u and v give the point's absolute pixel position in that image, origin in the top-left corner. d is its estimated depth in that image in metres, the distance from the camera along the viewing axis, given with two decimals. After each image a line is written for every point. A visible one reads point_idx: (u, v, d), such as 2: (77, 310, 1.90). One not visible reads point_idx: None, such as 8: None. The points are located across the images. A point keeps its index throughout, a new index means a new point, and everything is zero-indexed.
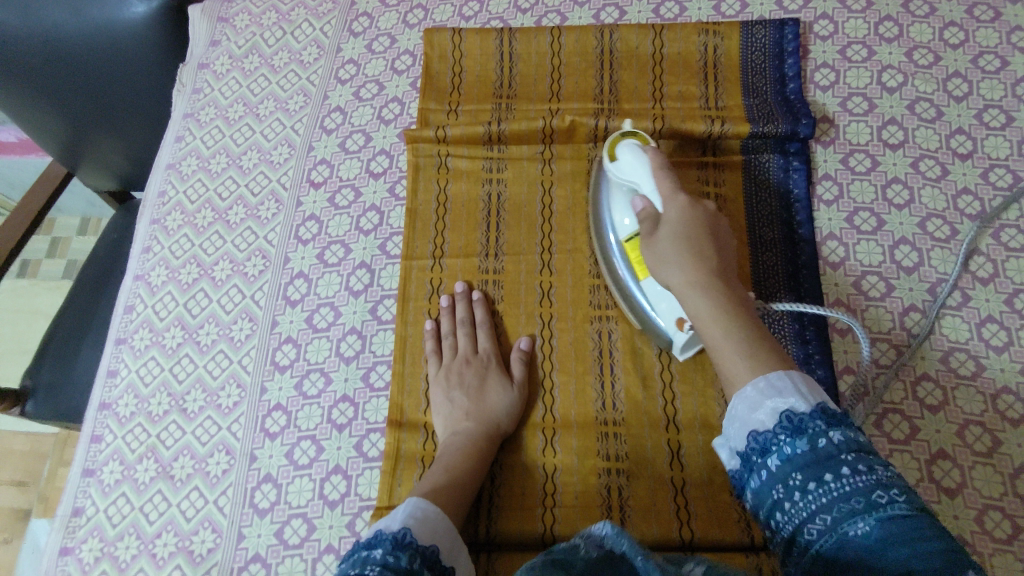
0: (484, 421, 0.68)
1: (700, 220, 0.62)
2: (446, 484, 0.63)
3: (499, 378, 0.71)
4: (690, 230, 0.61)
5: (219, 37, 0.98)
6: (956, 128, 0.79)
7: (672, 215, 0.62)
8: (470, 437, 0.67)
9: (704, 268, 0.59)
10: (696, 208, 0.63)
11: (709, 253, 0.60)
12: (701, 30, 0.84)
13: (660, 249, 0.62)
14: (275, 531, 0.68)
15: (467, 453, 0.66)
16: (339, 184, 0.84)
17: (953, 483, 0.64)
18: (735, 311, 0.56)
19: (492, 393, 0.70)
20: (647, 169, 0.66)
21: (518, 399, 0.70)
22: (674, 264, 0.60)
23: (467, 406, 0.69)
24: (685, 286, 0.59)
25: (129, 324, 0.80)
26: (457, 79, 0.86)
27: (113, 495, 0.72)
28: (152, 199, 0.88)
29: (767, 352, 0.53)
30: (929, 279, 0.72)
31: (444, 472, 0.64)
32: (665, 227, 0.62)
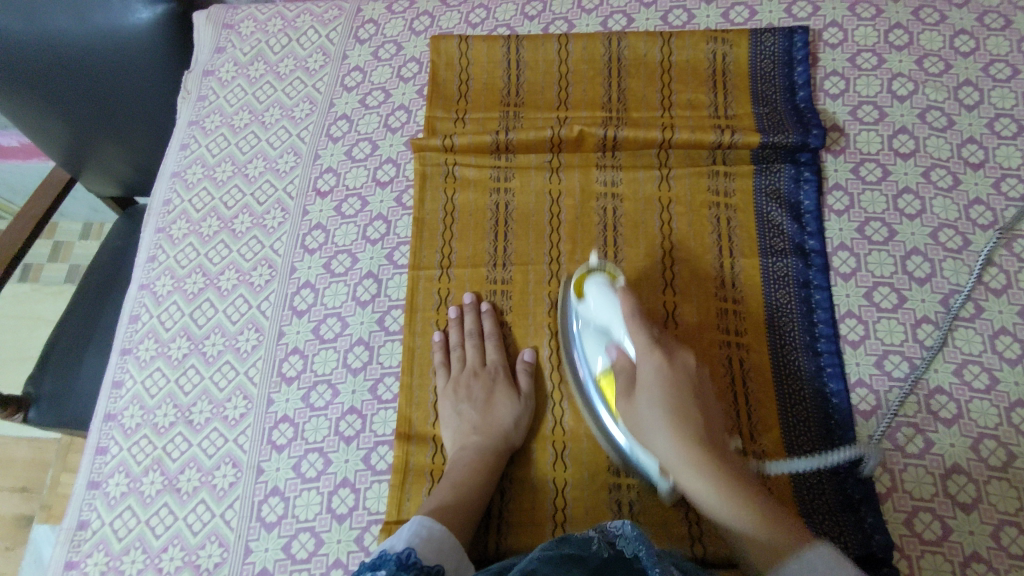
0: (492, 436, 0.67)
1: (678, 376, 0.60)
2: (454, 501, 0.62)
3: (506, 391, 0.71)
4: (670, 390, 0.59)
5: (224, 44, 0.97)
6: (968, 137, 0.78)
7: (648, 372, 0.61)
8: (478, 451, 0.66)
9: (689, 436, 0.56)
10: (674, 363, 0.61)
11: (693, 412, 0.58)
12: (709, 37, 0.84)
13: (642, 413, 0.60)
14: (283, 545, 0.67)
15: (475, 469, 0.65)
16: (346, 192, 0.83)
17: (968, 498, 0.64)
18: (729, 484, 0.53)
19: (499, 407, 0.69)
20: (616, 308, 0.65)
21: (526, 413, 0.70)
22: (659, 431, 0.57)
23: (475, 420, 0.69)
24: (675, 460, 0.56)
25: (134, 334, 0.80)
26: (464, 86, 0.85)
27: (119, 508, 0.71)
28: (157, 208, 0.87)
29: (784, 543, 0.50)
30: (942, 290, 0.72)
31: (451, 489, 0.63)
32: (641, 387, 0.61)
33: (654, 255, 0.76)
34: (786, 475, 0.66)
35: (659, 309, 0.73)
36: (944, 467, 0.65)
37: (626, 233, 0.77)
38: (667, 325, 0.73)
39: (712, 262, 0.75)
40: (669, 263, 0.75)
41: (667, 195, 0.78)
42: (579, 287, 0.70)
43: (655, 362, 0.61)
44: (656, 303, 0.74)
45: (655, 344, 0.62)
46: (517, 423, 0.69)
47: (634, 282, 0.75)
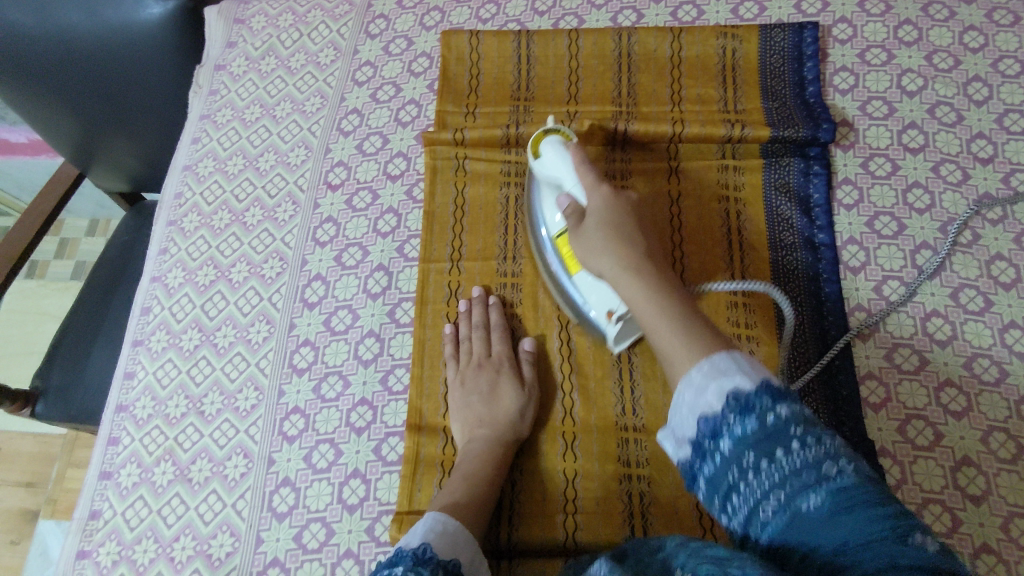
0: (503, 432, 0.67)
1: (622, 210, 0.63)
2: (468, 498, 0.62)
3: (510, 382, 0.70)
4: (613, 221, 0.62)
5: (236, 38, 0.98)
6: (977, 132, 0.78)
7: (595, 208, 0.63)
8: (490, 446, 0.66)
9: (631, 257, 0.59)
10: (617, 199, 0.63)
11: (634, 240, 0.61)
12: (719, 32, 0.84)
13: (589, 237, 0.62)
14: (294, 535, 0.68)
15: (487, 466, 0.65)
16: (357, 186, 0.84)
17: (977, 490, 0.64)
18: (661, 294, 0.56)
19: (504, 398, 0.69)
20: (569, 167, 0.66)
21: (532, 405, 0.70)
22: (603, 251, 0.60)
23: (480, 412, 0.69)
24: (617, 272, 0.59)
25: (146, 326, 0.80)
26: (475, 80, 0.86)
27: (131, 498, 0.72)
28: (169, 201, 0.88)
29: (702, 330, 0.52)
30: (952, 284, 0.72)
31: (465, 484, 0.63)
32: (588, 216, 0.63)
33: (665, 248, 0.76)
34: None
35: None
36: (954, 459, 0.65)
37: None
38: None
39: (723, 254, 0.75)
40: (679, 256, 0.75)
41: (677, 188, 0.78)
42: (534, 149, 0.69)
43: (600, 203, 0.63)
44: None
45: (602, 182, 0.64)
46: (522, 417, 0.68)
47: None
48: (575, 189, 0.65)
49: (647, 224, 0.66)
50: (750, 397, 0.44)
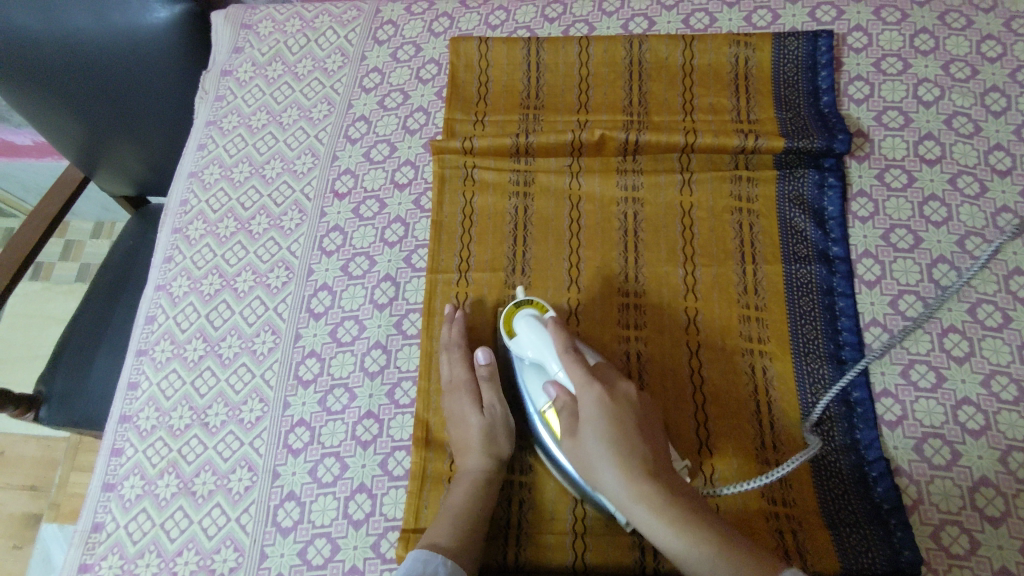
0: (479, 457, 0.66)
1: (621, 409, 0.58)
2: (455, 530, 0.61)
3: (469, 408, 0.69)
4: (611, 423, 0.57)
5: (242, 45, 0.97)
6: (995, 143, 0.77)
7: (590, 407, 0.58)
8: (472, 474, 0.65)
9: (635, 469, 0.55)
10: (612, 397, 0.59)
11: (636, 440, 0.56)
12: (732, 41, 0.83)
13: (586, 449, 0.57)
14: (298, 551, 0.67)
15: (467, 492, 0.64)
16: (364, 195, 0.83)
17: (996, 512, 0.62)
18: (681, 507, 0.53)
19: (470, 424, 0.68)
20: (550, 346, 0.64)
21: (499, 421, 0.68)
22: (605, 468, 0.55)
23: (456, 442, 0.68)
24: (625, 496, 0.54)
25: (150, 335, 0.79)
26: (484, 88, 0.85)
27: (134, 510, 0.71)
28: (174, 208, 0.87)
29: (744, 563, 0.49)
30: (969, 299, 0.71)
31: (449, 514, 0.62)
32: (584, 422, 0.58)
33: (676, 261, 0.75)
34: (811, 486, 0.65)
35: (681, 316, 0.73)
36: (972, 479, 0.64)
37: (647, 238, 0.76)
38: (688, 331, 0.72)
39: (735, 268, 0.74)
40: (691, 269, 0.74)
41: (689, 200, 0.77)
42: (507, 324, 0.69)
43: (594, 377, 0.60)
44: (678, 310, 0.73)
45: (592, 377, 0.60)
46: (491, 436, 0.67)
47: (655, 288, 0.74)
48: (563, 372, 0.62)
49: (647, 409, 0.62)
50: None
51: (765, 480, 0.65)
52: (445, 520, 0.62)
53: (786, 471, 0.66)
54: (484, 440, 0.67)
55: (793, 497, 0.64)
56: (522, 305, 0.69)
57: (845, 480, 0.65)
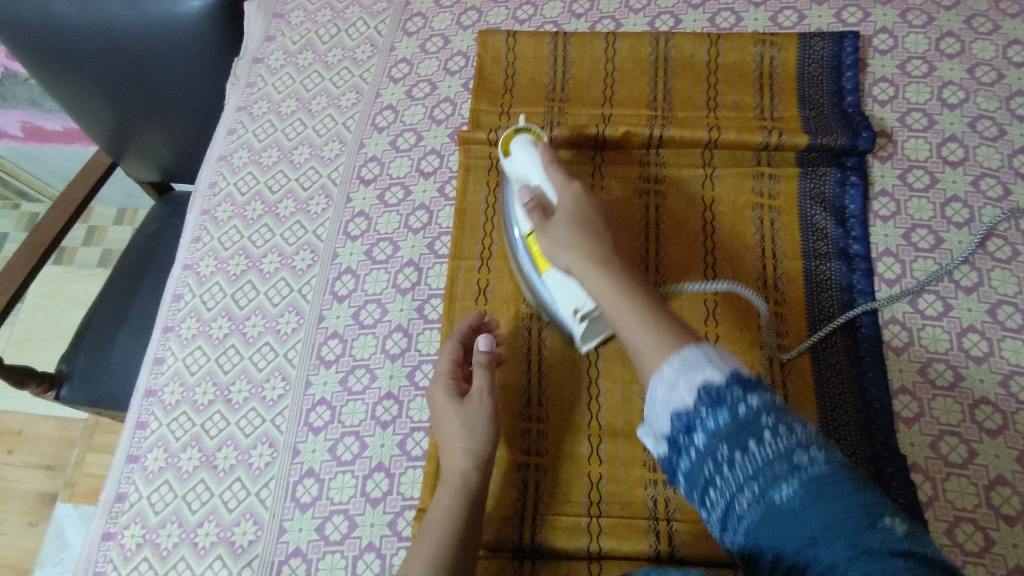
0: (458, 452, 0.63)
1: (590, 199, 0.67)
2: (439, 540, 0.59)
3: (449, 399, 0.66)
4: (581, 214, 0.65)
5: (274, 32, 0.99)
6: (1020, 147, 0.77)
7: (564, 202, 0.66)
8: (455, 471, 0.63)
9: (594, 253, 0.62)
10: (586, 198, 0.66)
11: (600, 233, 0.64)
12: (758, 40, 0.83)
13: (556, 231, 0.65)
14: (316, 526, 0.68)
15: (450, 495, 0.62)
16: (389, 181, 0.84)
17: (1012, 510, 0.63)
18: (624, 289, 0.59)
19: (452, 416, 0.65)
20: (537, 166, 0.69)
21: (479, 409, 0.65)
22: (568, 244, 0.63)
23: (442, 436, 0.66)
24: (581, 262, 0.62)
25: (177, 313, 0.81)
26: (510, 81, 0.86)
27: (157, 482, 0.72)
28: (203, 190, 0.88)
29: (668, 324, 0.55)
30: (990, 300, 0.71)
31: (434, 521, 0.60)
32: (556, 213, 0.66)
33: (697, 254, 0.76)
34: None
35: (700, 308, 0.73)
36: (988, 478, 0.64)
37: (668, 231, 0.77)
38: (707, 323, 0.72)
39: (755, 263, 0.75)
40: (711, 262, 0.75)
41: (711, 195, 0.78)
42: (506, 148, 0.72)
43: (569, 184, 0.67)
44: (697, 302, 0.73)
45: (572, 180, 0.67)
46: (471, 426, 0.64)
47: (675, 280, 0.75)
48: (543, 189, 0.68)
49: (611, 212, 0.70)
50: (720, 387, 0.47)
51: None
52: (430, 528, 0.60)
53: None
54: (462, 433, 0.64)
55: None
56: (521, 131, 0.72)
57: (861, 474, 0.65)
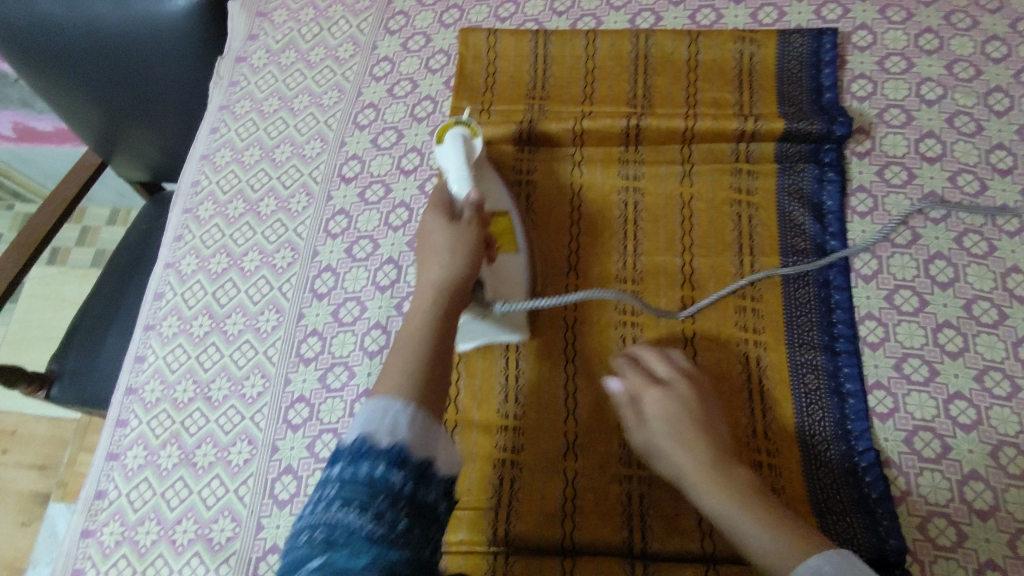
0: (439, 264, 0.58)
1: (693, 403, 0.63)
2: (416, 344, 0.53)
3: (434, 226, 0.61)
4: (675, 417, 0.62)
5: (257, 31, 0.99)
6: (997, 143, 0.77)
7: (653, 403, 0.63)
8: (435, 282, 0.57)
9: (707, 448, 0.60)
10: (669, 396, 0.63)
11: (701, 437, 0.60)
12: (737, 37, 0.84)
13: (649, 436, 0.62)
14: (294, 522, 0.68)
15: (428, 305, 0.56)
16: (370, 180, 0.84)
17: (984, 505, 0.63)
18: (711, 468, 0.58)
19: (439, 236, 0.60)
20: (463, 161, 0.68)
21: (467, 233, 0.60)
22: (678, 452, 0.60)
23: (423, 253, 0.60)
24: (694, 471, 0.59)
25: (158, 311, 0.81)
26: (491, 79, 0.86)
27: (136, 479, 0.73)
28: (186, 189, 0.89)
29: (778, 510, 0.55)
30: (965, 295, 0.71)
31: (413, 327, 0.54)
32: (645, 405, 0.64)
33: (674, 250, 0.76)
34: (800, 475, 0.66)
35: (676, 304, 0.74)
36: (961, 472, 0.64)
37: (646, 228, 0.77)
38: (683, 319, 0.73)
39: (732, 259, 0.75)
40: (688, 259, 0.75)
41: (689, 191, 0.78)
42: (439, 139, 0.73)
43: (662, 371, 0.65)
44: (674, 298, 0.74)
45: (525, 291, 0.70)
46: (457, 246, 0.59)
47: (652, 276, 0.75)
48: (463, 182, 0.67)
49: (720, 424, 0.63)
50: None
51: (755, 467, 0.66)
52: (405, 340, 0.54)
53: (775, 458, 0.66)
54: (448, 250, 0.59)
55: (781, 484, 0.65)
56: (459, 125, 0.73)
57: (833, 469, 0.66)
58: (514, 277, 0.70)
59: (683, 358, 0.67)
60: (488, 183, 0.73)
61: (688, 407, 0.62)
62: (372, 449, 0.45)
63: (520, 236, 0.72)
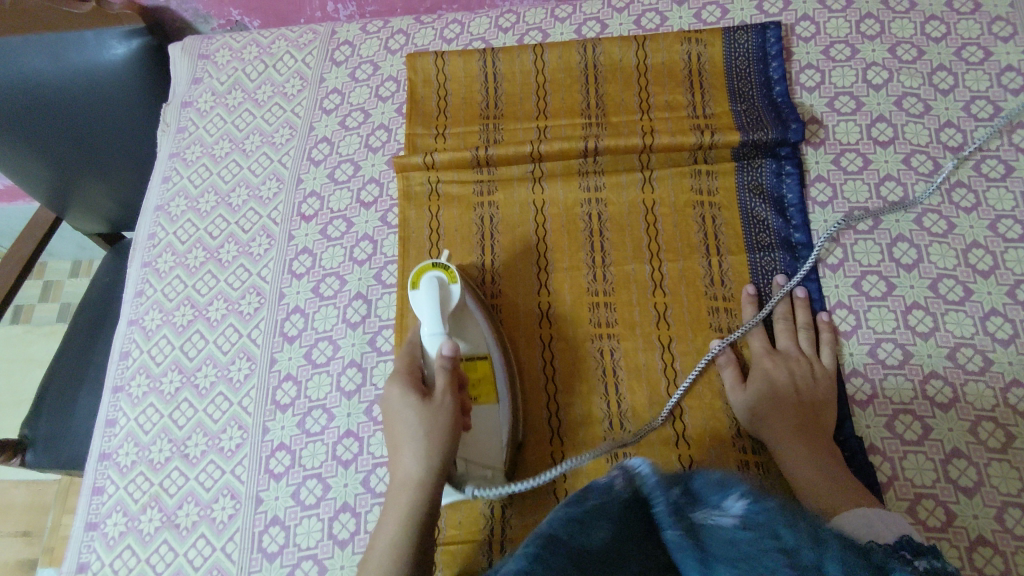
0: (412, 457, 0.58)
1: (818, 383, 0.68)
2: (390, 556, 0.55)
3: (408, 402, 0.60)
4: (783, 386, 0.67)
5: (200, 74, 0.96)
6: (945, 121, 0.78)
7: (762, 371, 0.69)
8: (409, 477, 0.58)
9: (795, 417, 0.65)
10: (780, 369, 0.68)
11: (820, 421, 0.66)
12: (683, 38, 0.84)
13: (753, 395, 0.67)
14: (287, 574, 0.67)
15: (406, 508, 0.57)
16: (330, 216, 0.83)
17: (970, 482, 0.64)
18: (808, 442, 0.63)
19: (408, 418, 0.59)
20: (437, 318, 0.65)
21: (441, 416, 0.59)
22: (768, 412, 0.66)
23: (394, 436, 0.60)
24: (778, 430, 0.65)
25: (125, 371, 0.79)
26: (443, 102, 0.85)
27: (119, 547, 0.71)
28: (142, 242, 0.87)
29: (842, 477, 0.61)
30: (930, 275, 0.72)
31: (390, 524, 0.57)
32: (754, 376, 0.69)
33: (642, 258, 0.76)
34: None
35: (650, 312, 0.73)
36: (944, 452, 0.65)
37: (613, 238, 0.77)
38: (658, 327, 0.73)
39: (700, 261, 0.75)
40: (657, 265, 0.75)
41: (651, 197, 0.78)
42: (415, 279, 0.68)
43: (780, 343, 0.71)
44: (646, 306, 0.74)
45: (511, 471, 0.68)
46: (429, 437, 0.59)
47: (623, 286, 0.75)
48: (437, 341, 0.65)
49: (830, 400, 0.67)
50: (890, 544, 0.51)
51: (742, 466, 0.66)
52: (378, 548, 0.56)
53: (761, 456, 0.67)
54: (421, 438, 0.59)
55: (769, 480, 0.66)
56: (434, 266, 0.68)
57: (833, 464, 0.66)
58: (489, 434, 0.67)
59: (808, 337, 0.71)
60: (469, 325, 0.69)
61: (798, 376, 0.68)
62: None
63: (501, 382, 0.69)
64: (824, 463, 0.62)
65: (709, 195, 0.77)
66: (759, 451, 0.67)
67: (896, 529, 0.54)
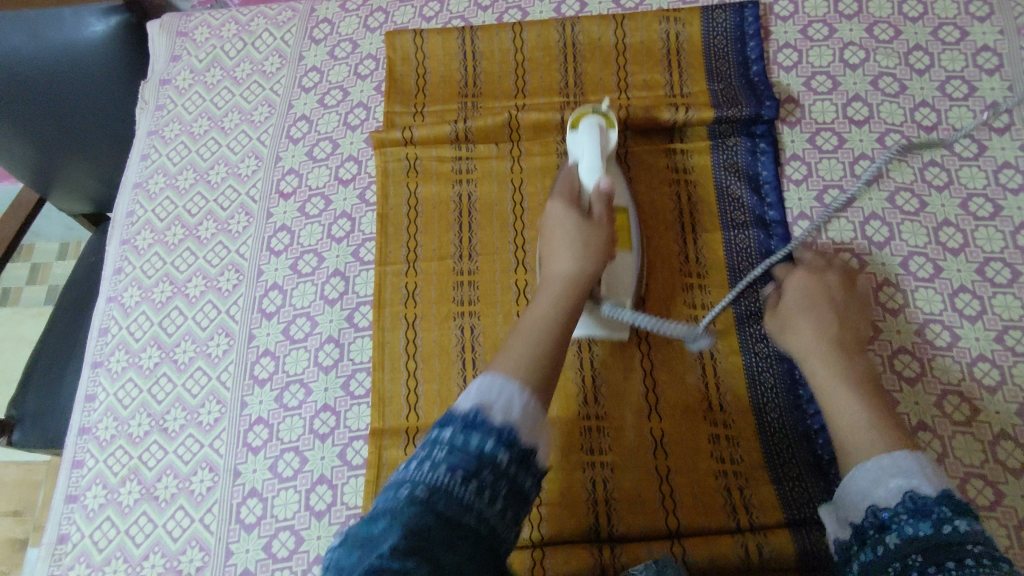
0: (571, 258, 0.60)
1: (857, 315, 0.65)
2: (533, 344, 0.54)
3: (569, 211, 0.63)
4: (822, 307, 0.64)
5: (179, 52, 0.96)
6: (920, 101, 0.79)
7: (801, 293, 0.65)
8: (563, 274, 0.60)
9: (837, 337, 0.61)
10: (822, 294, 0.65)
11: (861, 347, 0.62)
12: (662, 17, 0.84)
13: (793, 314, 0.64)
14: (264, 545, 0.68)
15: (559, 294, 0.59)
16: (309, 193, 0.83)
17: (934, 454, 0.65)
18: (852, 365, 0.59)
19: (569, 228, 0.62)
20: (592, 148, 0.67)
21: (598, 233, 0.62)
22: (809, 327, 0.62)
23: (549, 244, 0.63)
24: (815, 347, 0.61)
25: (104, 347, 0.80)
26: (422, 80, 0.85)
27: (98, 519, 0.72)
28: (121, 220, 0.87)
29: (883, 406, 0.56)
30: (901, 253, 0.73)
31: (537, 320, 0.57)
32: (791, 295, 0.66)
33: None
34: (756, 443, 0.67)
35: None
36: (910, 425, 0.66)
37: None
38: None
39: (675, 239, 0.76)
40: None
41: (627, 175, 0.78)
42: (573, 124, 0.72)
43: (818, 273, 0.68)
44: None
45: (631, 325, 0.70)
46: (588, 242, 0.62)
47: None
48: (595, 175, 0.66)
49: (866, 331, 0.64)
50: (928, 501, 0.48)
51: (713, 440, 0.67)
52: (526, 327, 0.56)
53: (732, 430, 0.68)
54: (579, 244, 0.61)
55: (740, 455, 0.67)
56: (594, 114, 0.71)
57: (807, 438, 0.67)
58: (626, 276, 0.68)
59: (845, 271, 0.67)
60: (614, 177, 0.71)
61: (840, 300, 0.65)
62: (485, 420, 0.47)
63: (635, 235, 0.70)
64: (867, 390, 0.57)
65: (686, 175, 0.78)
66: (729, 426, 0.68)
67: (938, 489, 0.49)
